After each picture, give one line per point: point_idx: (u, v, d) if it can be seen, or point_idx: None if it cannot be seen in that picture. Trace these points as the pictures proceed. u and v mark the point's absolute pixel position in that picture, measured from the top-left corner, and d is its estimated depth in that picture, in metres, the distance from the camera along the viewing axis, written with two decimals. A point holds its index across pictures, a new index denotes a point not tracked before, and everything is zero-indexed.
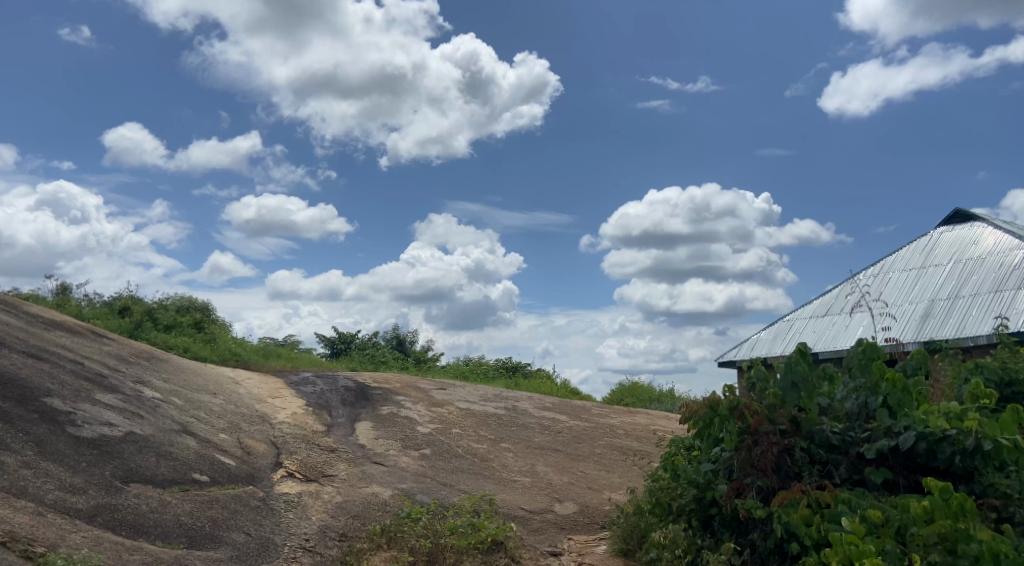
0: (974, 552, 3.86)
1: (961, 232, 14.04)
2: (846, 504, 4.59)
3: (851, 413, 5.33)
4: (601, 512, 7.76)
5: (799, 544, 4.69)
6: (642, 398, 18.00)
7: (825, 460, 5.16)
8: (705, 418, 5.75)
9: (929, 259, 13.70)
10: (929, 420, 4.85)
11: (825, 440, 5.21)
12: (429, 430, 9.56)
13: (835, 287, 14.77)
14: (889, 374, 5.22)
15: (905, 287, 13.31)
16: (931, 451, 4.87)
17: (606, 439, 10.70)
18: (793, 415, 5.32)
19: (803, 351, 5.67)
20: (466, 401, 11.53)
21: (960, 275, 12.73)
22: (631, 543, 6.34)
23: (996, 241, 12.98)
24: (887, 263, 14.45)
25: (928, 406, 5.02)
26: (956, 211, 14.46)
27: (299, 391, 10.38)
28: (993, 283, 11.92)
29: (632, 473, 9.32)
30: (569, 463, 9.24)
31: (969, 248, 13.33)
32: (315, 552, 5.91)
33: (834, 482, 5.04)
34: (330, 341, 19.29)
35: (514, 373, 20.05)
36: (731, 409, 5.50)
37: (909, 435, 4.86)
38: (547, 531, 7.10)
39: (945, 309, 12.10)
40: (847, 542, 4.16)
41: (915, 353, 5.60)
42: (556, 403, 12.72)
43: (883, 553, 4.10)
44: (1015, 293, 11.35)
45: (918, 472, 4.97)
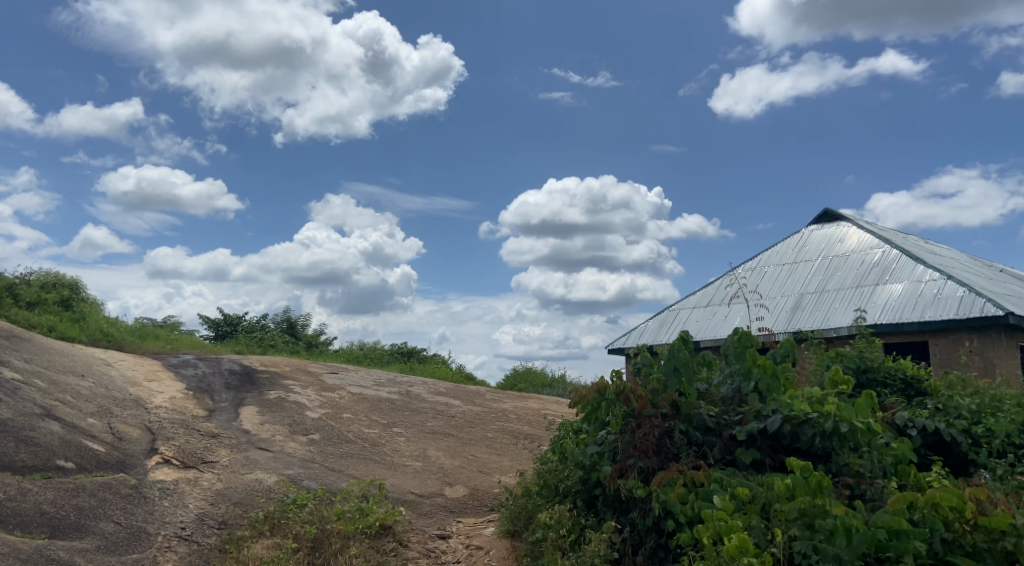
0: (829, 527, 4.18)
1: (829, 230, 15.08)
2: (718, 482, 4.87)
3: (726, 397, 5.66)
4: (490, 495, 7.86)
5: (675, 521, 4.92)
6: (535, 383, 18.34)
7: (700, 441, 5.44)
8: (592, 403, 5.94)
9: (801, 255, 14.64)
10: (794, 405, 5.23)
11: (701, 423, 5.48)
12: (318, 415, 9.36)
13: (717, 279, 15.55)
14: (760, 360, 5.58)
15: (780, 281, 14.17)
16: (794, 433, 5.22)
17: (498, 423, 10.84)
18: (674, 400, 5.58)
19: (685, 339, 5.93)
20: (358, 386, 11.37)
21: (827, 269, 13.68)
22: (518, 524, 6.44)
23: (858, 240, 14.04)
24: (764, 257, 15.34)
25: (794, 391, 5.41)
26: (825, 212, 15.54)
27: (178, 374, 9.92)
28: (855, 279, 12.87)
29: (522, 456, 9.49)
30: (461, 447, 9.30)
31: (836, 246, 14.35)
32: (192, 541, 5.68)
33: (708, 461, 5.32)
34: (214, 323, 18.50)
35: (409, 357, 19.92)
36: (617, 392, 5.73)
37: (776, 417, 5.20)
38: (437, 515, 7.12)
39: (813, 301, 12.98)
40: (717, 518, 4.40)
41: (785, 341, 5.96)
42: (449, 388, 12.74)
43: (749, 527, 4.37)
44: (874, 289, 12.31)
45: (782, 452, 5.31)
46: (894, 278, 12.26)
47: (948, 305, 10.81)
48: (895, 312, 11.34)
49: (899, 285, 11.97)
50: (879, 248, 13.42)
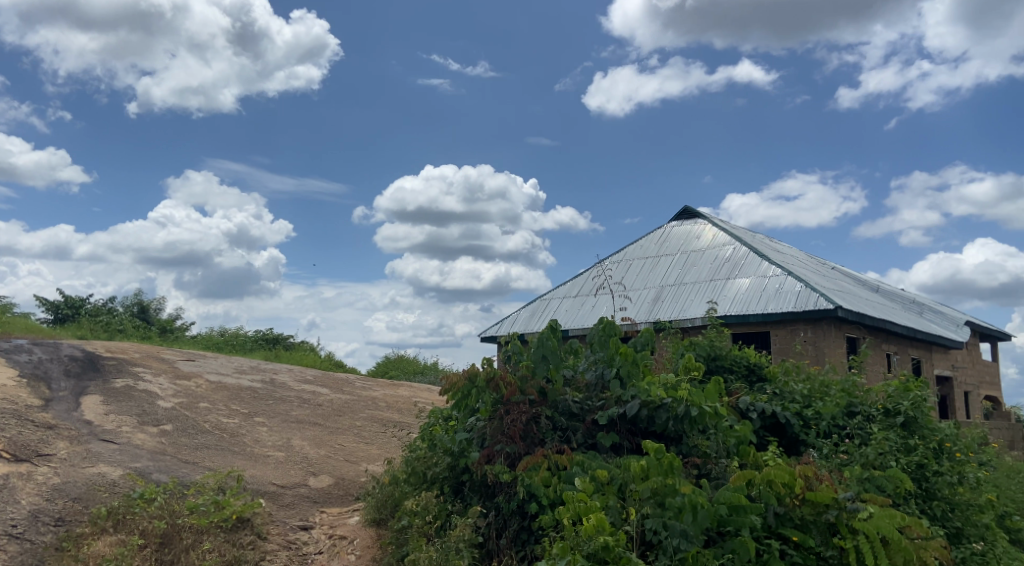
0: (678, 504, 4.45)
1: (688, 226, 15.96)
2: (580, 465, 5.06)
3: (590, 383, 5.88)
4: (356, 483, 7.74)
5: (538, 504, 5.05)
6: (406, 371, 18.24)
7: (565, 426, 5.62)
8: (463, 390, 5.92)
9: (663, 249, 15.41)
10: (651, 390, 5.49)
11: (566, 408, 5.69)
12: (171, 404, 8.85)
13: (585, 270, 16.06)
14: (622, 348, 5.84)
15: (643, 273, 14.84)
16: (650, 417, 5.50)
17: (367, 411, 10.68)
18: (541, 386, 5.73)
19: (553, 327, 6.09)
20: (217, 374, 10.84)
21: (685, 263, 14.48)
22: (383, 512, 6.38)
23: (714, 237, 14.96)
24: (629, 251, 16.02)
25: (651, 378, 5.69)
26: (685, 209, 16.43)
27: (10, 360, 9.06)
28: (710, 273, 13.70)
29: (391, 444, 9.42)
30: (327, 436, 9.09)
31: (694, 241, 15.20)
32: (23, 540, 5.25)
33: (572, 446, 5.50)
34: (54, 306, 17.00)
35: (275, 344, 19.22)
36: (487, 380, 5.77)
37: (635, 403, 5.45)
38: (299, 506, 6.93)
39: (672, 293, 13.70)
40: (577, 500, 4.53)
41: (645, 330, 6.26)
42: (317, 376, 12.42)
43: (606, 507, 4.56)
44: (726, 282, 13.16)
45: (639, 435, 5.60)
46: (743, 273, 13.16)
47: (788, 298, 11.73)
48: (743, 304, 12.18)
49: (748, 279, 12.86)
50: (731, 244, 14.36)
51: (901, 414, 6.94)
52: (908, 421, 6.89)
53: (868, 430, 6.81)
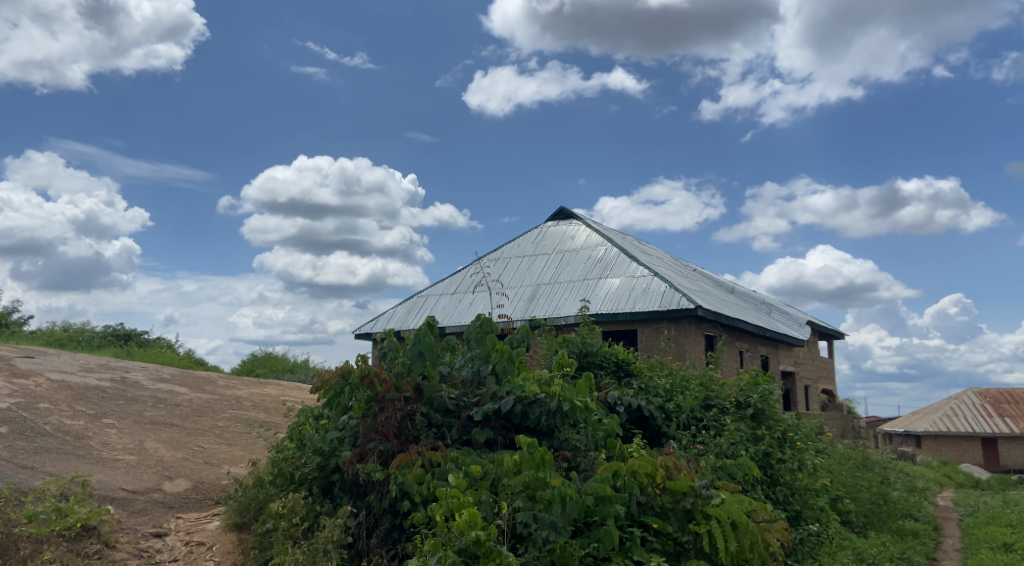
0: (548, 497, 4.56)
1: (563, 227, 16.37)
2: (453, 462, 5.06)
3: (466, 379, 5.91)
4: (216, 487, 7.36)
5: (410, 502, 5.00)
6: (274, 369, 17.55)
7: (440, 423, 5.62)
8: (335, 388, 5.74)
9: (539, 249, 15.72)
10: (525, 386, 5.59)
11: (442, 405, 5.68)
12: (5, 405, 8.05)
13: (463, 268, 16.10)
14: (499, 344, 5.90)
15: (519, 272, 15.08)
16: (524, 412, 5.59)
17: (230, 411, 10.19)
18: (417, 383, 5.68)
19: (431, 324, 6.05)
20: (61, 372, 9.98)
21: (560, 263, 14.84)
22: (246, 516, 6.10)
23: (587, 238, 15.43)
24: (506, 249, 16.23)
25: (525, 374, 5.81)
26: (561, 210, 16.85)
27: None
28: (583, 272, 14.12)
29: (255, 446, 9.03)
30: (185, 438, 8.59)
31: (569, 242, 15.62)
32: None
33: (446, 442, 5.51)
34: None
35: (127, 341, 17.94)
36: (361, 377, 5.65)
37: (509, 399, 5.53)
38: (152, 512, 6.51)
39: (547, 292, 13.99)
40: (450, 495, 4.53)
41: (521, 327, 6.37)
42: (175, 374, 11.70)
43: (479, 502, 4.60)
44: (598, 281, 13.60)
45: (513, 431, 5.68)
46: (614, 273, 13.66)
47: (654, 297, 12.30)
48: (613, 303, 12.64)
49: (618, 279, 13.36)
50: (603, 245, 14.87)
51: (751, 406, 7.48)
52: (756, 412, 7.44)
53: (722, 421, 7.28)
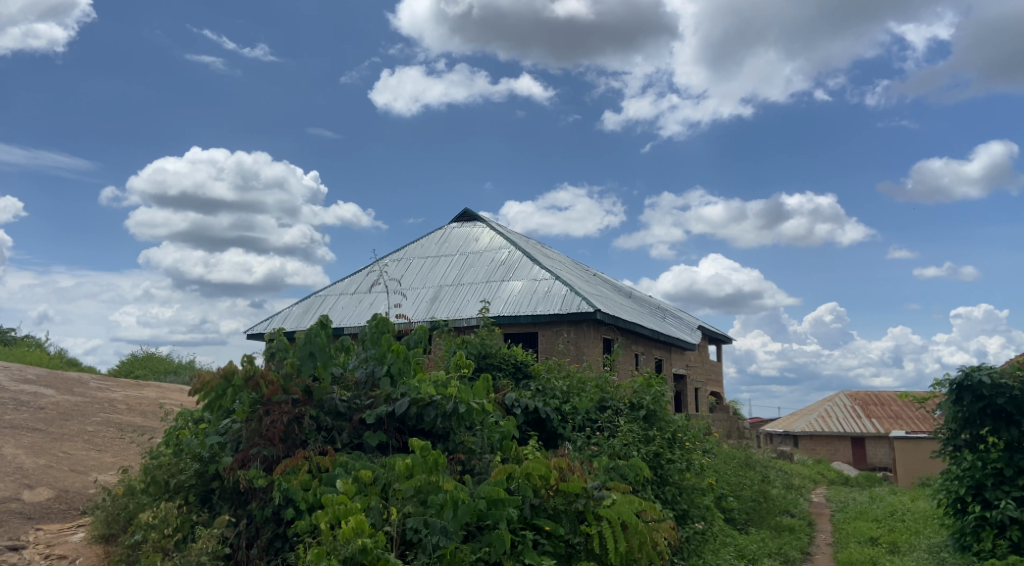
0: (440, 502, 4.47)
1: (467, 229, 16.32)
2: (342, 467, 4.89)
3: (359, 381, 5.73)
4: (83, 496, 6.82)
5: (294, 509, 4.78)
6: (155, 370, 16.57)
7: (330, 426, 5.40)
8: (218, 390, 5.40)
9: (442, 250, 15.60)
10: (421, 388, 5.45)
11: (332, 407, 5.47)
12: None
13: (363, 268, 15.77)
14: (395, 345, 5.75)
15: (421, 273, 14.90)
16: (419, 415, 5.46)
17: (101, 415, 9.51)
18: (307, 385, 5.46)
19: (324, 324, 5.82)
20: None
21: (463, 264, 14.78)
22: (114, 527, 5.67)
23: (490, 240, 15.44)
24: (409, 250, 16.03)
25: (421, 375, 5.68)
26: (465, 211, 16.80)
27: None
28: (486, 275, 14.10)
29: (128, 452, 8.45)
30: (49, 444, 7.93)
31: (472, 243, 15.57)
32: None
33: (336, 446, 5.31)
34: None
35: None
36: (247, 378, 5.38)
37: (404, 401, 5.38)
38: (7, 524, 5.95)
39: (449, 293, 13.87)
40: (337, 502, 4.36)
41: (419, 328, 6.25)
42: (41, 375, 10.80)
43: (367, 508, 4.44)
44: (500, 284, 13.60)
45: (407, 433, 5.54)
46: (516, 276, 13.71)
47: (554, 301, 12.41)
48: (515, 305, 12.66)
49: (520, 282, 13.42)
50: (506, 248, 14.91)
51: (644, 407, 7.64)
52: (648, 414, 7.60)
53: (615, 423, 7.39)
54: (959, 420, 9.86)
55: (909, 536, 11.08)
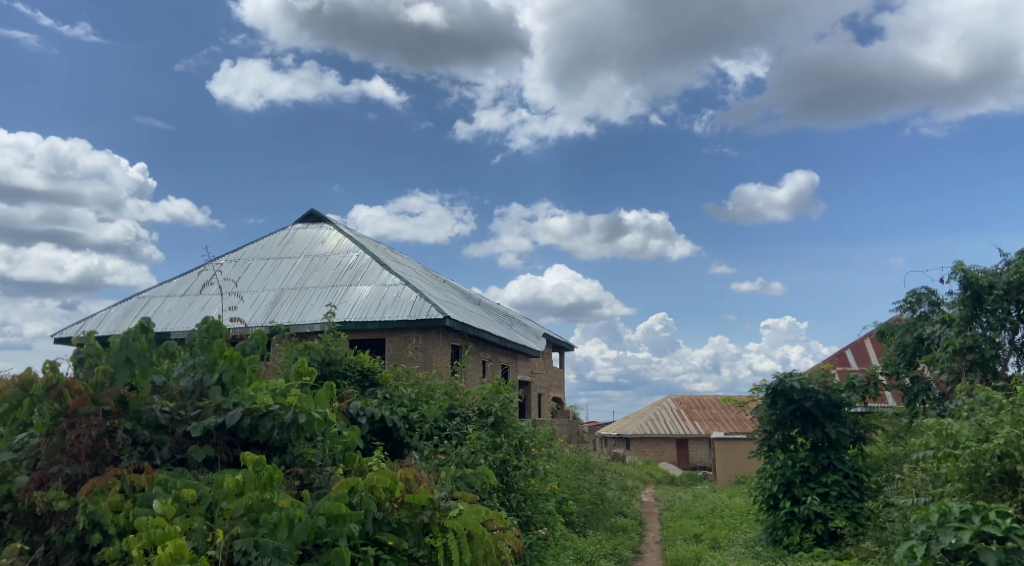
0: (273, 520, 4.11)
1: (313, 230, 15.66)
2: (162, 485, 4.40)
3: (185, 390, 5.21)
4: None
5: (102, 534, 4.23)
6: None
7: (148, 441, 4.87)
8: (11, 400, 4.76)
9: (285, 252, 14.86)
10: (257, 397, 5.03)
11: (152, 419, 4.93)
12: None
13: (195, 268, 14.67)
14: (227, 351, 5.29)
15: (260, 276, 14.09)
16: (253, 426, 5.03)
17: None
18: (121, 395, 4.89)
19: (145, 327, 5.25)
20: None
21: (307, 268, 14.13)
22: None
23: (338, 243, 14.89)
24: (247, 251, 15.14)
25: (258, 384, 5.25)
26: (311, 212, 16.12)
27: None
28: (331, 278, 13.55)
29: None
30: None
31: (317, 246, 14.95)
32: None
33: (155, 463, 4.78)
34: None
35: None
36: (47, 387, 4.74)
37: (236, 412, 4.95)
38: None
39: (290, 297, 13.20)
40: (153, 525, 3.89)
41: (256, 333, 5.82)
42: None
43: (190, 531, 4.01)
44: (346, 288, 13.12)
45: (238, 447, 5.10)
46: (363, 280, 13.31)
47: (403, 307, 12.13)
48: (362, 310, 12.27)
49: (367, 287, 13.03)
50: (354, 251, 14.45)
51: (492, 414, 7.58)
52: (497, 421, 7.55)
53: (464, 430, 7.27)
54: (774, 422, 10.68)
55: (728, 531, 11.85)
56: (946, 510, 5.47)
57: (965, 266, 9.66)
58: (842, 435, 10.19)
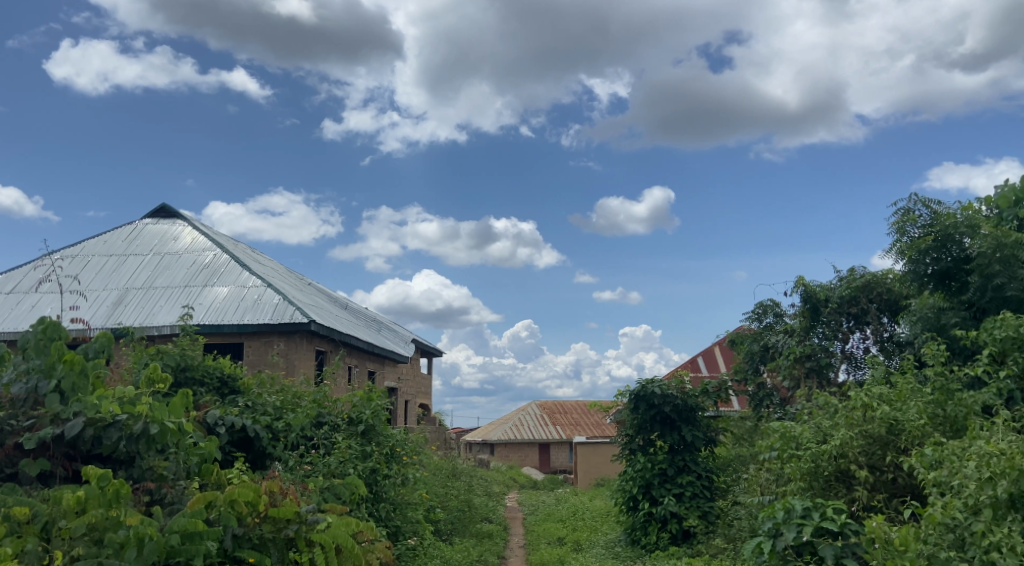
0: (119, 540, 3.75)
1: (165, 227, 14.64)
2: None
3: (17, 399, 4.69)
4: None
5: None
6: None
7: None
8: None
9: (131, 249, 13.80)
10: (101, 406, 4.59)
11: None
12: None
13: (26, 263, 13.30)
14: (68, 355, 4.78)
15: (103, 274, 12.99)
16: (97, 438, 4.59)
17: None
18: None
19: None
20: None
21: (157, 266, 13.19)
22: None
23: (192, 240, 14.01)
24: (88, 246, 13.92)
25: (102, 391, 4.78)
26: (163, 206, 15.07)
27: None
28: (184, 278, 12.72)
29: None
30: None
31: (169, 243, 13.99)
32: None
33: None
34: None
35: None
36: None
37: (77, 421, 4.48)
38: None
39: (138, 297, 12.26)
40: None
41: (101, 335, 5.34)
42: None
43: (21, 553, 3.57)
44: (201, 289, 12.36)
45: (79, 461, 4.64)
46: (220, 281, 12.58)
47: (264, 310, 11.57)
48: (218, 313, 11.60)
49: (225, 288, 12.34)
50: (211, 250, 13.63)
51: (363, 422, 7.37)
52: (367, 429, 7.36)
53: (333, 440, 7.03)
54: (635, 426, 11.09)
55: (590, 534, 12.18)
56: (789, 507, 5.86)
57: (806, 281, 10.48)
58: (697, 438, 10.74)
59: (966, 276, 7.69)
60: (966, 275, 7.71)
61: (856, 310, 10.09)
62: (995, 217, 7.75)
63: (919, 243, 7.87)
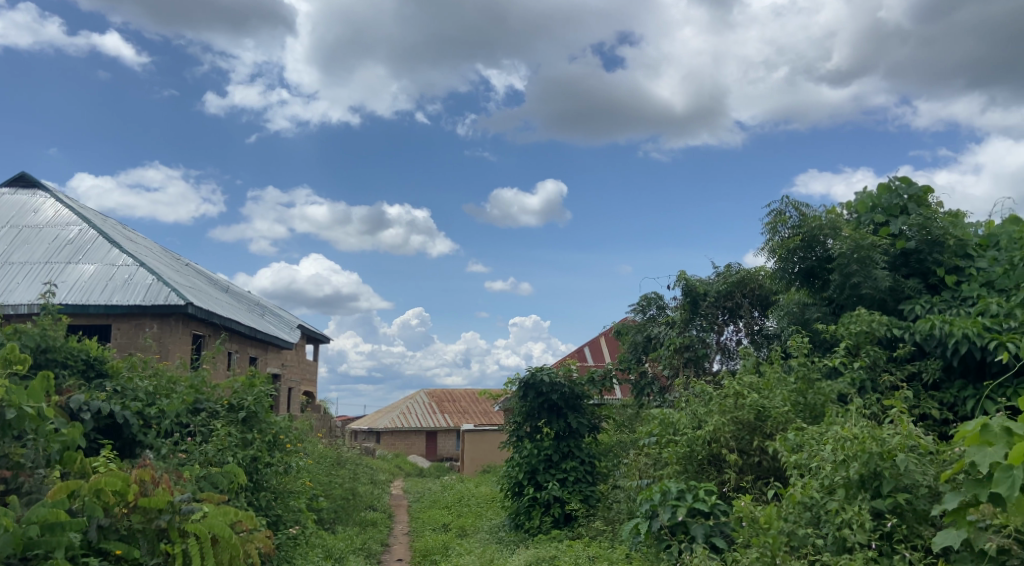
0: None
1: (23, 197, 13.49)
2: None
3: None
4: None
5: None
6: None
7: None
8: None
9: None
10: None
11: None
12: None
13: None
14: None
15: None
16: None
17: None
18: None
19: None
20: None
21: (13, 239, 12.16)
22: None
23: (55, 213, 13.00)
24: None
25: None
26: (21, 175, 13.87)
27: None
28: (45, 254, 11.79)
29: None
30: None
31: (29, 216, 12.92)
32: None
33: None
34: None
35: None
36: None
37: None
38: None
39: None
40: None
41: None
42: None
43: None
44: (65, 266, 11.51)
45: None
46: (86, 259, 11.75)
47: (137, 290, 10.91)
48: (83, 292, 10.84)
49: (92, 266, 11.54)
50: (76, 225, 12.69)
51: (243, 409, 7.13)
52: (248, 416, 7.12)
53: (211, 427, 6.75)
54: (523, 413, 11.27)
55: (475, 519, 12.32)
56: (666, 489, 6.17)
57: (686, 275, 10.99)
58: (581, 424, 11.07)
59: (828, 275, 8.33)
60: (828, 274, 8.35)
61: (730, 304, 10.68)
62: (854, 220, 8.39)
63: (789, 243, 8.41)
